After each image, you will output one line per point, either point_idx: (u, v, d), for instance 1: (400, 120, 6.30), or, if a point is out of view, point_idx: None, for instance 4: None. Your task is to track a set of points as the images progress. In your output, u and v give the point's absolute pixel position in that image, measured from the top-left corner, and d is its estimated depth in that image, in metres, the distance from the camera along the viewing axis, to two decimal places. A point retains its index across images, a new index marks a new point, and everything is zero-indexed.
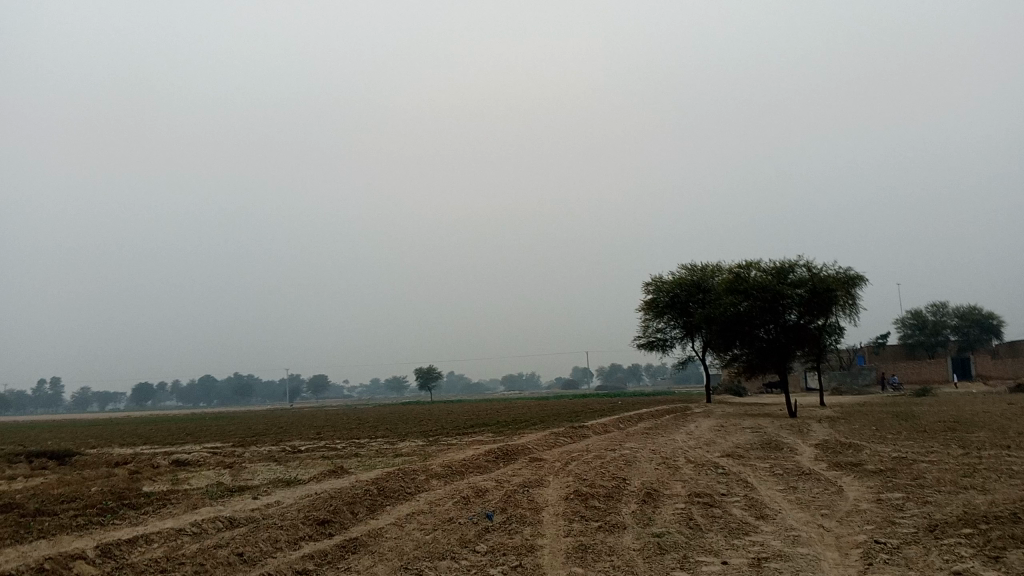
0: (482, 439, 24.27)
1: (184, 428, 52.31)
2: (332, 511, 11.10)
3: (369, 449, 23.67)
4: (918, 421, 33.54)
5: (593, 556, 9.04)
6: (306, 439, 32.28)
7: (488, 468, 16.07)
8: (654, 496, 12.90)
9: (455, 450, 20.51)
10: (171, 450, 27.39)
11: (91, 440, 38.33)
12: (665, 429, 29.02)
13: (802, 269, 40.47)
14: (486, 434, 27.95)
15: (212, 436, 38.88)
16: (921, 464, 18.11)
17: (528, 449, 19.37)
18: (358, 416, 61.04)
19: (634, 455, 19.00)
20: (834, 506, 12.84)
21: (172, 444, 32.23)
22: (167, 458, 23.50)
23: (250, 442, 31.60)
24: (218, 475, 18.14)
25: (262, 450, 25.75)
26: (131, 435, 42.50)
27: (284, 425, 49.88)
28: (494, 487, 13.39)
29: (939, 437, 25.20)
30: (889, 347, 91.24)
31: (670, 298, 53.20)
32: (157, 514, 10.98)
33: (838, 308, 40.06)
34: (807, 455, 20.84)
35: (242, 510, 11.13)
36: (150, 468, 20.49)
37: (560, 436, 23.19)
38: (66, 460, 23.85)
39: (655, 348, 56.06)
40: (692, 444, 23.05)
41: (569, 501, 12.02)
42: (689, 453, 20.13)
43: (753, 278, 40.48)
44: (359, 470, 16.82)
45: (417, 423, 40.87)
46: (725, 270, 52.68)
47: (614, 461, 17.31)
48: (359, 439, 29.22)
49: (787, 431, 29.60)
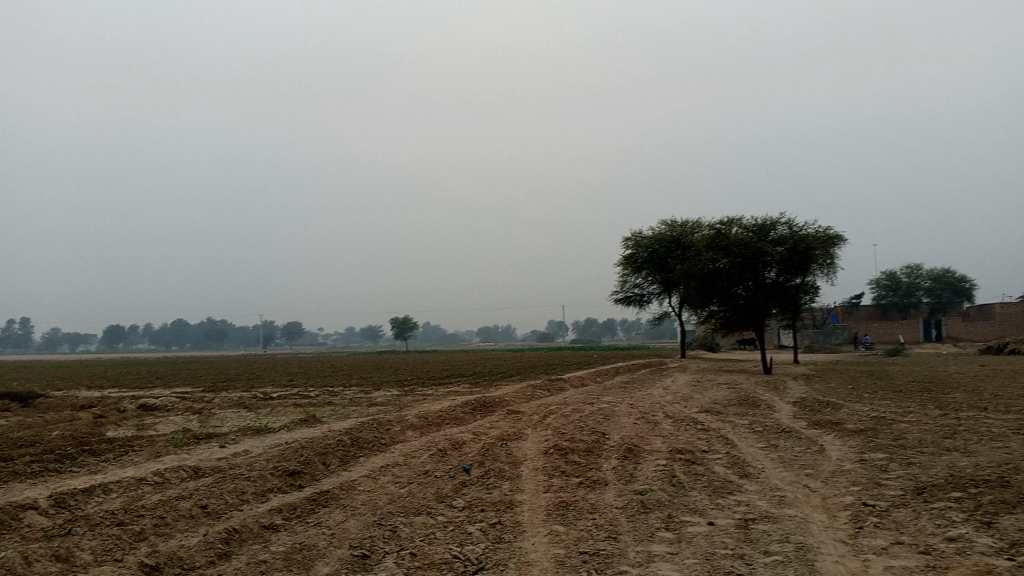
0: (458, 390, 23.95)
1: (155, 372, 51.66)
2: (302, 462, 10.64)
3: (342, 398, 23.21)
4: (893, 381, 33.65)
5: (574, 514, 8.67)
6: (278, 386, 31.91)
7: (465, 420, 15.69)
8: (635, 452, 12.57)
9: (430, 400, 20.10)
10: (140, 394, 26.86)
11: (58, 382, 37.58)
12: (642, 383, 28.83)
13: (783, 226, 40.25)
14: (462, 384, 27.64)
15: (183, 380, 38.28)
16: (900, 424, 17.99)
17: (505, 401, 19.02)
18: (332, 364, 60.58)
19: (613, 409, 18.70)
20: (818, 466, 12.59)
21: (140, 388, 31.58)
22: (133, 403, 22.88)
23: (221, 388, 31.11)
24: (186, 421, 17.65)
25: (233, 396, 25.27)
26: (99, 379, 41.86)
27: (256, 371, 49.36)
28: (471, 440, 12.99)
29: (915, 398, 25.23)
30: (862, 307, 92.00)
31: (648, 254, 52.90)
32: (117, 461, 10.46)
33: (816, 267, 39.98)
34: (785, 413, 20.67)
35: (207, 459, 10.65)
36: (115, 412, 19.96)
37: (538, 388, 22.86)
38: (29, 401, 23.30)
39: (632, 303, 55.90)
40: (670, 399, 22.82)
41: (549, 455, 11.65)
42: (668, 409, 19.89)
43: (733, 235, 40.23)
44: (331, 420, 16.36)
45: (392, 372, 40.55)
46: (705, 227, 52.43)
47: (593, 415, 17.00)
48: (332, 387, 28.83)
49: (763, 388, 29.52)
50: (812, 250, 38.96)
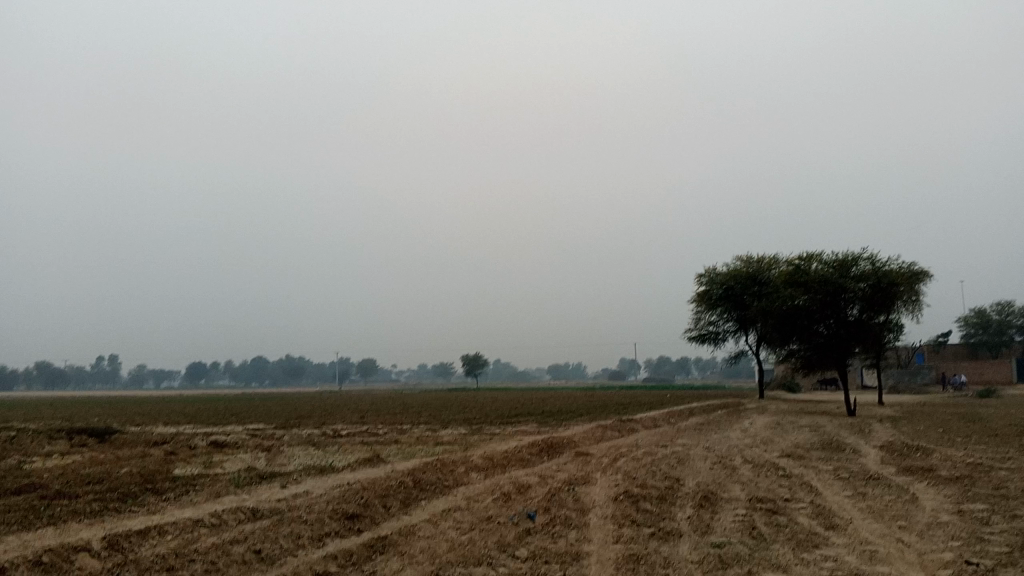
0: (526, 430, 23.45)
1: (232, 407, 52.60)
2: (363, 505, 10.31)
3: (410, 436, 22.96)
4: (988, 424, 31.73)
5: (645, 569, 8.09)
6: (348, 424, 31.87)
7: (532, 462, 15.20)
8: (711, 500, 11.87)
9: (498, 440, 19.66)
10: (212, 431, 27.16)
11: (138, 417, 38.43)
12: (717, 425, 27.77)
13: (866, 262, 38.70)
14: (530, 423, 27.14)
15: (256, 417, 38.74)
16: (1000, 472, 16.73)
17: (574, 442, 18.46)
18: (404, 401, 60.63)
19: (687, 452, 17.96)
20: (911, 517, 11.68)
21: (214, 424, 32.02)
22: (205, 439, 23.07)
23: (292, 424, 31.30)
24: (253, 459, 17.58)
25: (303, 433, 25.27)
26: (177, 415, 42.65)
27: (328, 408, 49.67)
28: (537, 484, 12.50)
29: (1014, 443, 23.63)
30: (949, 346, 87.98)
31: (724, 291, 51.67)
32: (178, 501, 10.29)
33: (901, 304, 38.28)
34: (872, 459, 19.52)
35: (267, 500, 10.42)
36: (186, 449, 20.12)
37: (608, 429, 22.19)
38: (106, 437, 23.76)
39: (707, 341, 54.57)
40: (748, 442, 21.87)
41: (619, 502, 11.06)
42: (746, 452, 19.01)
43: (813, 271, 38.89)
44: (396, 459, 16.07)
45: (462, 410, 40.32)
46: (782, 262, 51.01)
47: (666, 458, 16.30)
48: (400, 425, 28.66)
49: (847, 430, 28.18)
50: (896, 287, 37.42)
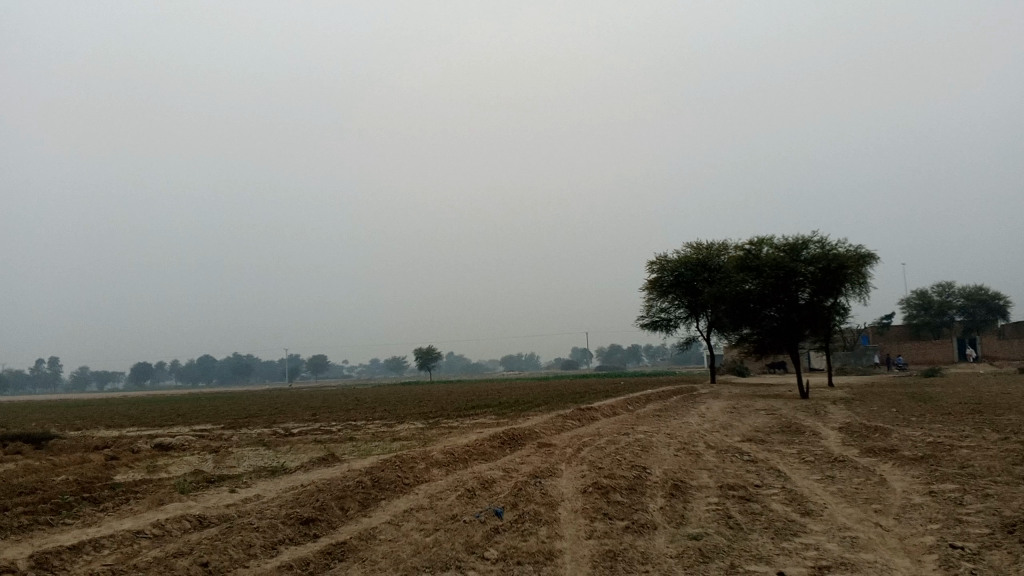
0: (484, 422, 22.94)
1: (179, 408, 51.15)
2: (318, 509, 9.65)
3: (365, 432, 22.27)
4: (937, 403, 32.11)
5: (623, 566, 7.61)
6: (300, 421, 31.01)
7: (494, 455, 14.67)
8: (682, 489, 11.48)
9: (457, 433, 19.11)
10: (157, 433, 26.06)
11: (78, 421, 36.98)
12: (675, 410, 27.57)
13: (815, 245, 38.97)
14: (488, 415, 26.57)
15: (204, 417, 37.57)
16: (961, 450, 16.76)
17: (535, 432, 17.97)
18: (357, 397, 59.69)
19: (650, 439, 17.62)
20: (885, 500, 11.46)
21: (160, 426, 30.87)
22: (149, 442, 22.04)
23: (242, 424, 30.36)
24: (200, 461, 16.76)
25: (252, 433, 24.37)
26: (121, 417, 41.24)
27: (280, 405, 48.47)
28: (502, 479, 11.96)
29: (968, 421, 23.85)
30: (893, 328, 89.69)
31: (674, 278, 51.75)
32: (116, 511, 9.52)
33: (850, 287, 38.65)
34: (833, 440, 19.44)
35: (215, 506, 9.71)
36: (129, 453, 19.13)
37: (568, 418, 21.78)
38: (42, 443, 22.55)
39: (659, 328, 54.58)
40: (709, 428, 21.64)
41: (589, 495, 10.59)
42: (709, 438, 18.76)
43: (764, 255, 39.03)
44: (351, 458, 15.37)
45: (417, 404, 39.63)
46: (731, 248, 51.32)
47: (630, 446, 15.93)
48: (354, 421, 27.90)
49: (803, 413, 28.25)
50: (846, 269, 37.71)
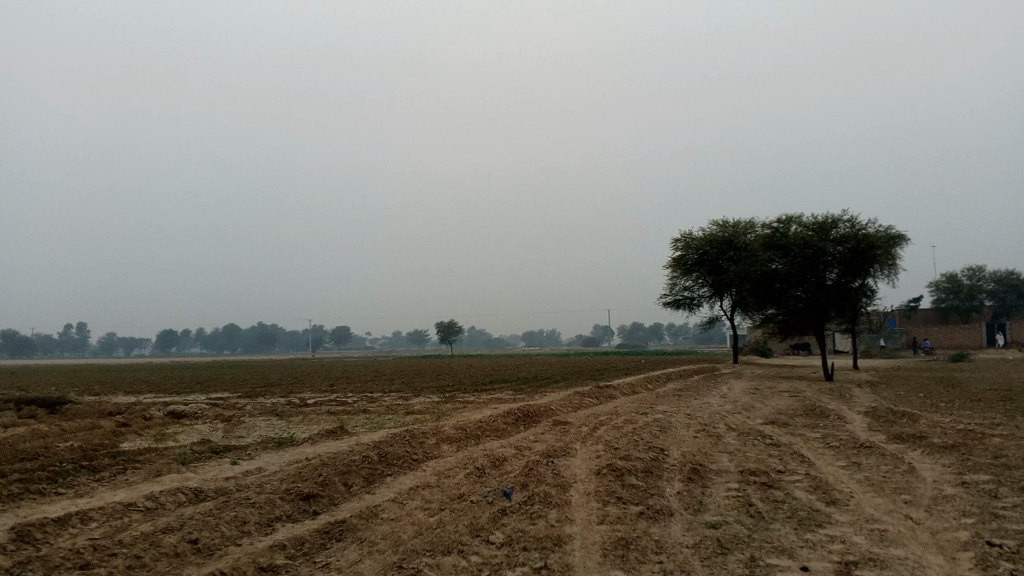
0: (500, 397, 22.53)
1: (199, 376, 51.40)
2: (319, 484, 9.27)
3: (378, 405, 21.96)
4: (966, 388, 31.26)
5: (636, 556, 7.13)
6: (316, 391, 30.84)
7: (508, 432, 14.25)
8: (702, 473, 10.99)
9: (470, 409, 18.70)
10: (172, 400, 25.91)
11: (98, 386, 37.10)
12: (696, 390, 27.05)
13: (846, 224, 37.99)
14: (505, 391, 26.17)
15: (222, 385, 37.49)
16: (994, 439, 16.09)
17: (551, 410, 17.51)
18: (376, 367, 59.74)
19: (669, 420, 17.12)
20: (914, 491, 10.90)
21: (177, 393, 30.80)
22: (162, 409, 21.85)
23: (258, 393, 30.31)
24: (210, 431, 16.53)
25: (267, 402, 24.16)
26: (141, 382, 41.40)
27: (299, 375, 48.44)
28: (514, 457, 11.54)
29: (1000, 409, 23.10)
30: (921, 311, 88.26)
31: (699, 256, 50.94)
32: (111, 481, 9.19)
33: (879, 268, 37.69)
34: (858, 425, 18.82)
35: (214, 478, 9.36)
36: (140, 420, 18.95)
37: (585, 395, 21.31)
38: (56, 408, 22.46)
39: (681, 306, 53.86)
40: (730, 408, 21.10)
41: (603, 477, 10.14)
42: (730, 420, 18.24)
43: (793, 233, 38.12)
44: (361, 432, 14.99)
45: (435, 377, 39.35)
46: (758, 227, 50.39)
47: (648, 427, 15.44)
48: (370, 393, 27.63)
49: (827, 396, 27.63)
50: (876, 250, 36.75)
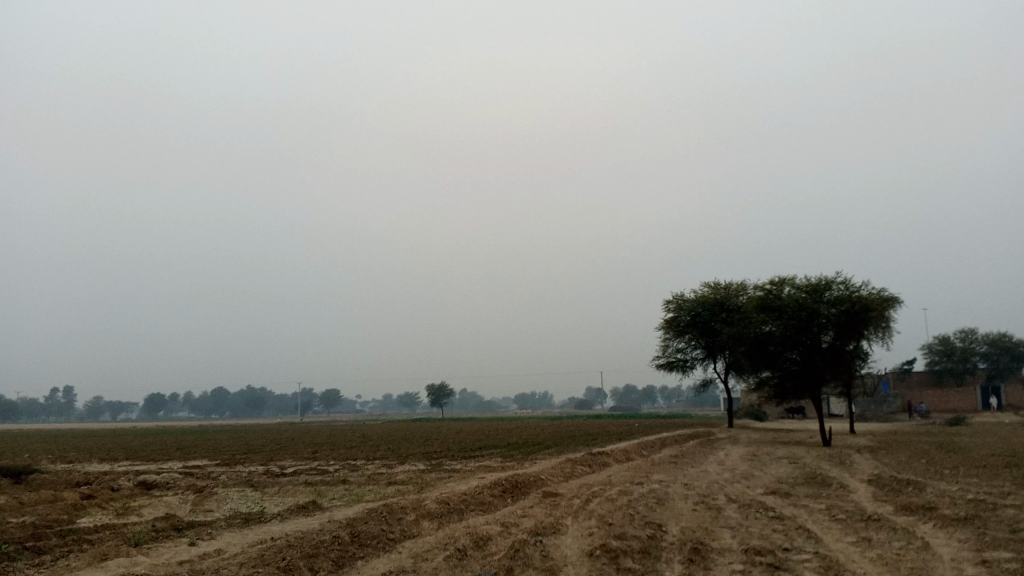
0: (489, 465, 21.61)
1: (180, 442, 50.06)
2: (282, 569, 8.40)
3: (361, 474, 20.99)
4: (969, 454, 30.35)
5: None
6: (298, 458, 29.84)
7: (494, 506, 13.39)
8: (702, 553, 10.14)
9: (456, 479, 17.78)
10: (147, 469, 24.79)
11: (71, 454, 35.78)
12: (692, 457, 26.17)
13: (839, 286, 37.48)
14: (494, 457, 25.20)
15: (202, 452, 36.23)
16: (1007, 510, 15.27)
17: (541, 480, 16.62)
18: (364, 433, 58.54)
19: (665, 490, 16.27)
20: (933, 571, 10.06)
21: (153, 461, 29.64)
22: (133, 479, 20.80)
23: (238, 461, 29.13)
24: (178, 504, 15.61)
25: (244, 471, 23.19)
26: (118, 449, 40.05)
27: (283, 441, 47.10)
28: (499, 535, 10.68)
29: (1006, 476, 22.26)
30: (915, 374, 87.41)
31: (691, 317, 50.35)
32: (51, 567, 8.32)
33: (874, 331, 37.06)
34: (863, 495, 17.94)
35: (167, 564, 8.48)
36: (107, 492, 17.92)
37: (577, 463, 20.43)
38: (22, 478, 21.38)
39: (675, 369, 53.06)
40: (729, 477, 20.21)
41: (595, 559, 9.30)
42: (729, 490, 17.38)
43: (786, 295, 37.58)
44: (338, 506, 14.10)
45: (423, 443, 38.21)
46: (750, 289, 49.96)
47: (644, 499, 14.59)
48: (354, 460, 26.62)
49: (826, 462, 26.82)
50: (871, 312, 36.22)
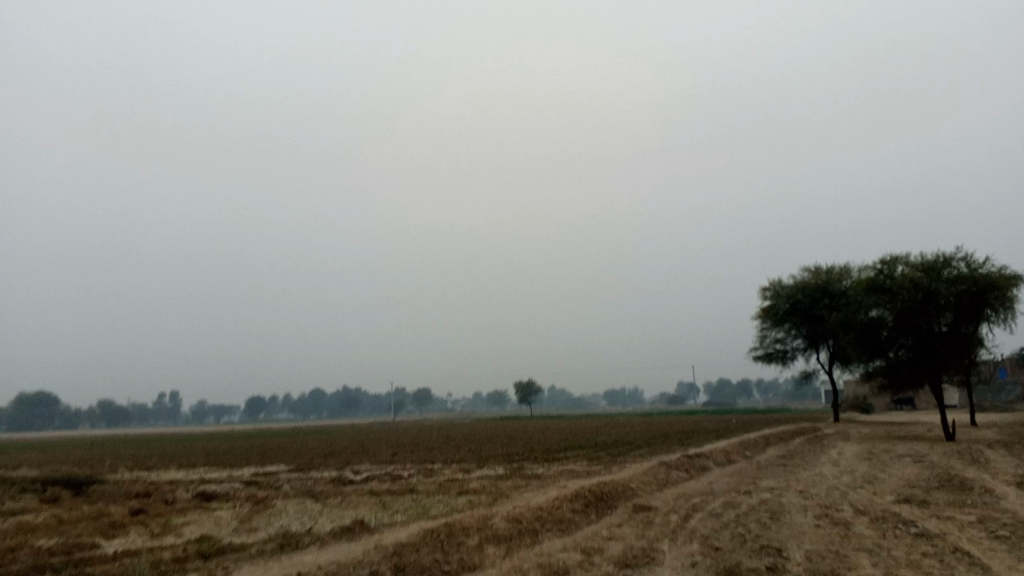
0: (573, 471, 19.46)
1: (266, 445, 49.84)
2: None
3: (432, 481, 19.21)
4: None
5: None
6: (373, 463, 28.41)
7: (574, 525, 11.31)
8: None
9: (534, 488, 15.76)
10: (214, 476, 23.56)
11: (151, 459, 35.31)
12: (801, 458, 23.43)
13: (960, 263, 33.62)
14: (580, 460, 23.02)
15: (281, 456, 35.23)
16: None
17: (631, 489, 14.41)
18: (450, 433, 57.06)
19: (777, 500, 13.84)
20: None
21: (226, 466, 28.63)
22: (193, 489, 19.52)
23: (312, 466, 27.70)
24: (225, 520, 14.13)
25: (310, 479, 21.83)
26: (199, 454, 39.49)
27: (367, 442, 45.97)
28: (578, 568, 8.57)
29: None
30: None
31: (790, 305, 47.00)
32: None
33: (1000, 312, 33.08)
34: (1017, 503, 15.04)
35: None
36: (160, 505, 16.57)
37: (672, 467, 18.12)
38: (82, 490, 20.35)
39: (774, 360, 49.73)
40: (851, 482, 17.52)
41: None
42: (853, 498, 14.84)
43: (898, 275, 33.98)
44: (396, 524, 12.24)
45: (505, 443, 36.26)
46: (855, 273, 46.30)
47: (755, 513, 12.25)
48: (430, 465, 24.84)
49: (956, 459, 23.77)
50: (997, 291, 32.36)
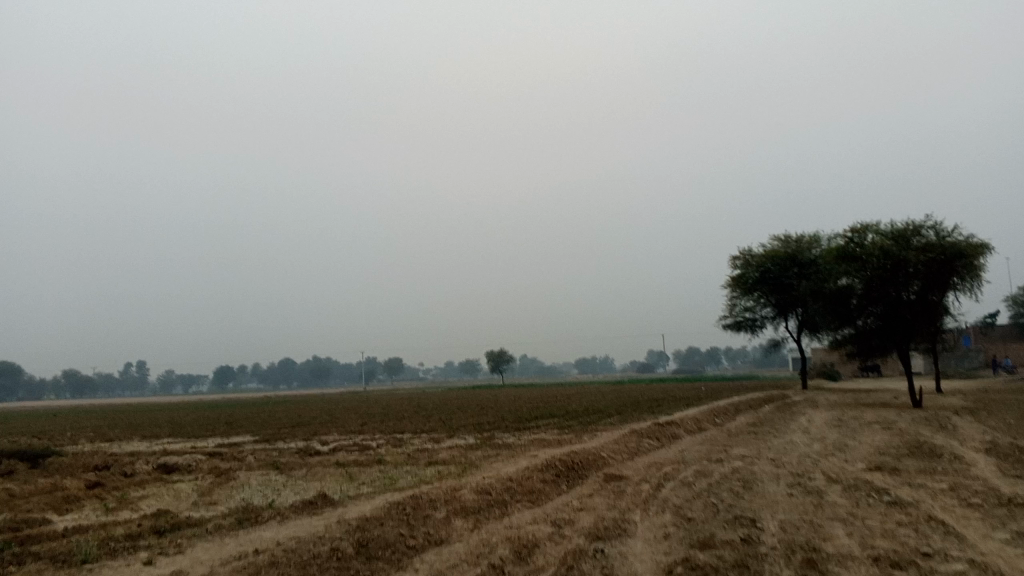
0: (543, 440, 19.24)
1: (234, 415, 49.23)
2: None
3: (400, 451, 18.87)
4: None
5: None
6: (342, 433, 28.03)
7: (545, 496, 11.02)
8: (820, 568, 7.58)
9: (504, 458, 15.47)
10: (179, 448, 23.06)
11: (114, 430, 34.62)
12: (771, 425, 23.42)
13: (929, 232, 33.70)
14: (551, 430, 22.80)
15: (248, 426, 34.73)
16: None
17: (602, 458, 14.17)
18: (421, 402, 56.78)
19: (748, 468, 13.68)
20: None
21: (191, 437, 28.09)
22: (155, 461, 19.03)
23: (279, 436, 27.28)
24: (185, 492, 13.70)
25: (277, 450, 21.44)
26: (165, 424, 38.84)
27: (336, 412, 45.55)
28: (547, 541, 8.28)
29: None
30: (999, 329, 82.32)
31: (760, 274, 47.03)
32: None
33: (968, 280, 33.26)
34: (986, 469, 15.03)
35: None
36: (118, 478, 16.05)
37: (643, 436, 17.95)
38: (40, 463, 19.78)
39: (743, 329, 49.90)
40: (823, 449, 17.44)
41: None
42: (825, 466, 14.73)
43: (869, 243, 33.99)
44: (361, 496, 11.88)
45: (476, 412, 36.04)
46: (824, 241, 46.41)
47: (728, 482, 12.05)
48: (399, 435, 24.50)
49: (924, 427, 23.90)
50: (965, 259, 32.49)
